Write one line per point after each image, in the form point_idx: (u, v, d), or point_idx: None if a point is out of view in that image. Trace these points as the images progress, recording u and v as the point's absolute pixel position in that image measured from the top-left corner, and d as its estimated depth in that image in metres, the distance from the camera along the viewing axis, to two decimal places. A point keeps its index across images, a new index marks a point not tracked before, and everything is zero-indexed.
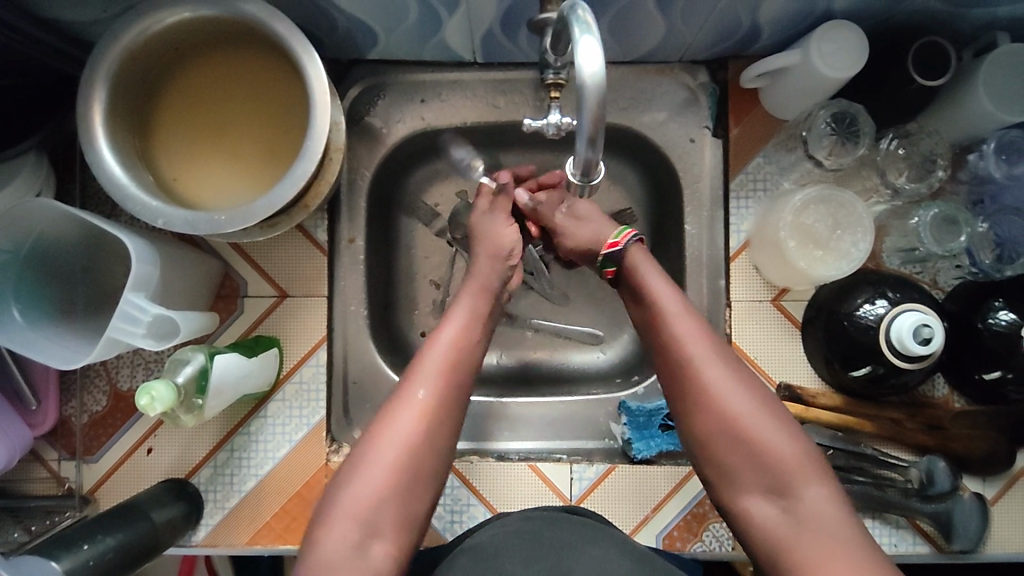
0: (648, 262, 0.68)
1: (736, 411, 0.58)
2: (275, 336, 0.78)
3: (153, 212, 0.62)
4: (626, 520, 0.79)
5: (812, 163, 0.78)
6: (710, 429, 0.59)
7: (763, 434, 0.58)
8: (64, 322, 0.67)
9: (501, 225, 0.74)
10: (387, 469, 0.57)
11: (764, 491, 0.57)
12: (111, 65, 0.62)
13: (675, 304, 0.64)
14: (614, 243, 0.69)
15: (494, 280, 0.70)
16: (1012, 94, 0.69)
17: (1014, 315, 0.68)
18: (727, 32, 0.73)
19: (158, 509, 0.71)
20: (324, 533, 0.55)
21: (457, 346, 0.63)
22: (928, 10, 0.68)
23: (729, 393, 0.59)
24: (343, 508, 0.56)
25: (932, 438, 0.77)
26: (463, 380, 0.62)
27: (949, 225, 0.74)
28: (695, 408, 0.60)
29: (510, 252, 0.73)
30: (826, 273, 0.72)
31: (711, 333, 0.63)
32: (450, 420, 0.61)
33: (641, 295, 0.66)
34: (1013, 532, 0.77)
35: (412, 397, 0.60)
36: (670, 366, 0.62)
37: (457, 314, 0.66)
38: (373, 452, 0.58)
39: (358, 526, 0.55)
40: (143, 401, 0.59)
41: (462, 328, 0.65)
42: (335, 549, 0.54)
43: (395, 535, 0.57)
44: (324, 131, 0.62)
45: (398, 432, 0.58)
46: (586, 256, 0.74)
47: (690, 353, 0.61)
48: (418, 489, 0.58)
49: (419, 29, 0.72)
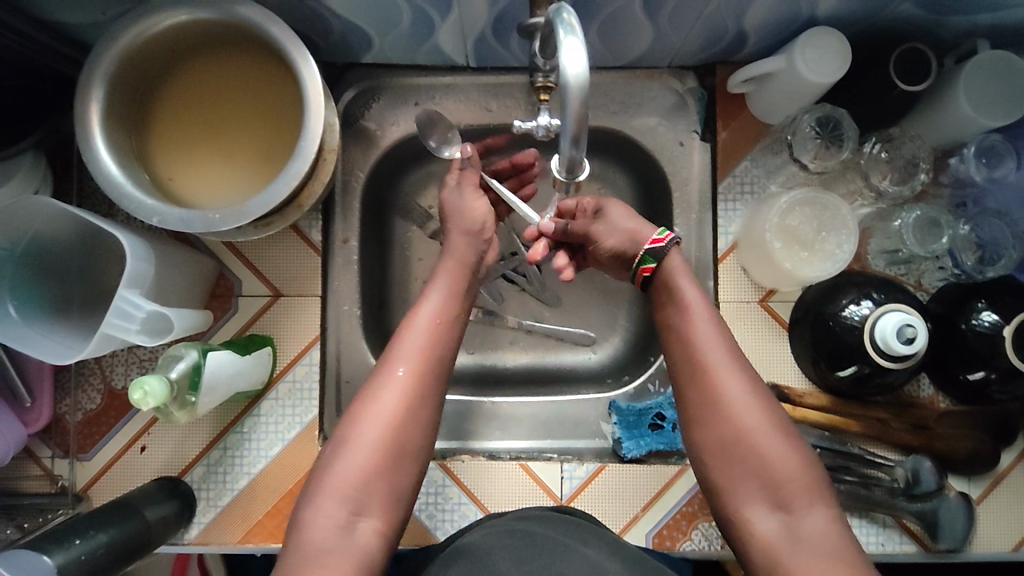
0: (683, 272, 0.68)
1: (750, 426, 0.60)
2: (268, 335, 0.79)
3: (149, 211, 0.63)
4: (616, 519, 0.79)
5: (798, 166, 0.80)
6: (723, 441, 0.60)
7: (774, 449, 0.59)
8: (60, 319, 0.67)
9: (474, 197, 0.74)
10: (370, 449, 0.58)
11: (768, 506, 0.58)
12: (109, 67, 0.63)
13: (704, 317, 0.65)
14: (655, 241, 0.69)
15: (472, 255, 0.72)
16: (991, 100, 0.70)
17: (996, 316, 0.69)
18: (715, 38, 0.75)
19: (151, 507, 0.72)
20: (309, 511, 0.56)
21: (435, 323, 0.65)
22: (911, 16, 0.70)
23: (746, 408, 0.60)
24: (328, 484, 0.57)
25: (917, 437, 0.78)
26: (440, 361, 0.64)
27: (932, 226, 0.75)
28: (712, 418, 0.61)
29: (482, 226, 0.73)
30: (811, 274, 0.73)
31: (735, 347, 0.63)
32: (427, 408, 0.61)
33: (669, 304, 0.67)
34: (999, 532, 0.78)
35: (393, 375, 0.61)
36: (691, 376, 0.63)
37: (436, 292, 0.68)
38: (355, 430, 0.59)
39: (345, 504, 0.56)
40: (137, 396, 0.59)
41: (441, 302, 0.67)
42: (323, 531, 0.55)
43: (380, 513, 0.58)
44: (318, 131, 0.63)
45: (380, 408, 0.60)
46: (619, 259, 0.72)
47: (712, 365, 0.62)
48: (401, 471, 0.59)
49: (413, 34, 0.74)
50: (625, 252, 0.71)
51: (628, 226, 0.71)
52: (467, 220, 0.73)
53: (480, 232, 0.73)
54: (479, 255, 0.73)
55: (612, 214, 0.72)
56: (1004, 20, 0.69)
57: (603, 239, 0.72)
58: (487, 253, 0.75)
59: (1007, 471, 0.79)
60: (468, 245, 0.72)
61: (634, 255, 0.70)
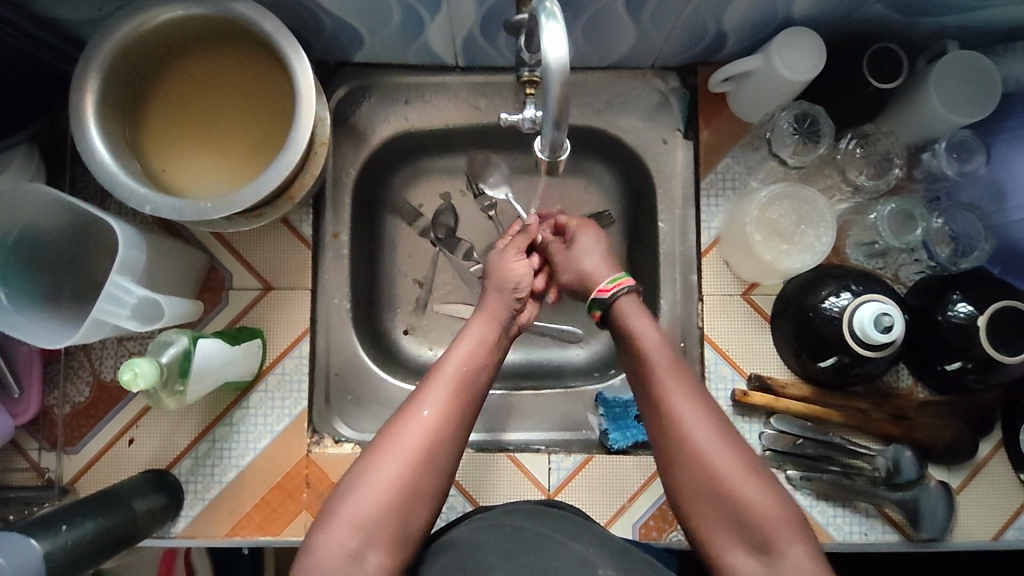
0: (637, 314, 0.68)
1: (721, 469, 0.58)
2: (258, 327, 0.80)
3: (141, 199, 0.64)
4: (603, 510, 0.80)
5: (777, 161, 0.82)
6: (697, 487, 0.58)
7: (750, 494, 0.57)
8: (50, 307, 0.68)
9: (512, 260, 0.77)
10: (390, 485, 0.58)
11: (749, 550, 0.56)
12: (106, 57, 0.64)
13: (662, 359, 0.64)
14: (604, 290, 0.71)
15: (504, 312, 0.73)
16: (960, 97, 0.73)
17: (971, 307, 0.71)
18: (695, 39, 0.78)
19: (139, 499, 0.72)
20: (322, 537, 0.56)
21: (461, 373, 0.65)
22: (882, 18, 0.73)
23: (715, 451, 0.58)
24: (342, 514, 0.57)
25: (897, 427, 0.79)
26: (468, 414, 0.64)
27: (906, 220, 0.77)
28: (683, 466, 0.59)
29: (516, 285, 0.74)
30: (792, 265, 0.75)
31: (698, 387, 0.62)
32: (435, 465, 0.60)
33: (631, 346, 0.66)
34: (978, 521, 0.79)
35: (418, 416, 0.61)
36: (656, 419, 0.62)
37: (471, 338, 0.68)
38: (375, 463, 0.59)
39: (355, 533, 0.56)
40: (127, 376, 0.59)
41: (470, 354, 0.67)
42: (334, 556, 0.55)
43: (388, 545, 0.57)
44: (309, 124, 0.65)
45: (406, 445, 0.60)
46: (574, 292, 0.78)
47: (679, 413, 0.60)
48: (414, 510, 0.59)
49: (403, 32, 0.76)
50: (581, 290, 0.77)
51: (584, 268, 0.76)
52: (503, 282, 0.75)
53: (515, 289, 0.74)
54: (513, 313, 0.74)
55: (577, 253, 0.77)
56: (970, 22, 0.72)
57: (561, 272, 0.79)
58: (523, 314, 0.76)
59: (986, 460, 0.80)
60: (504, 302, 0.73)
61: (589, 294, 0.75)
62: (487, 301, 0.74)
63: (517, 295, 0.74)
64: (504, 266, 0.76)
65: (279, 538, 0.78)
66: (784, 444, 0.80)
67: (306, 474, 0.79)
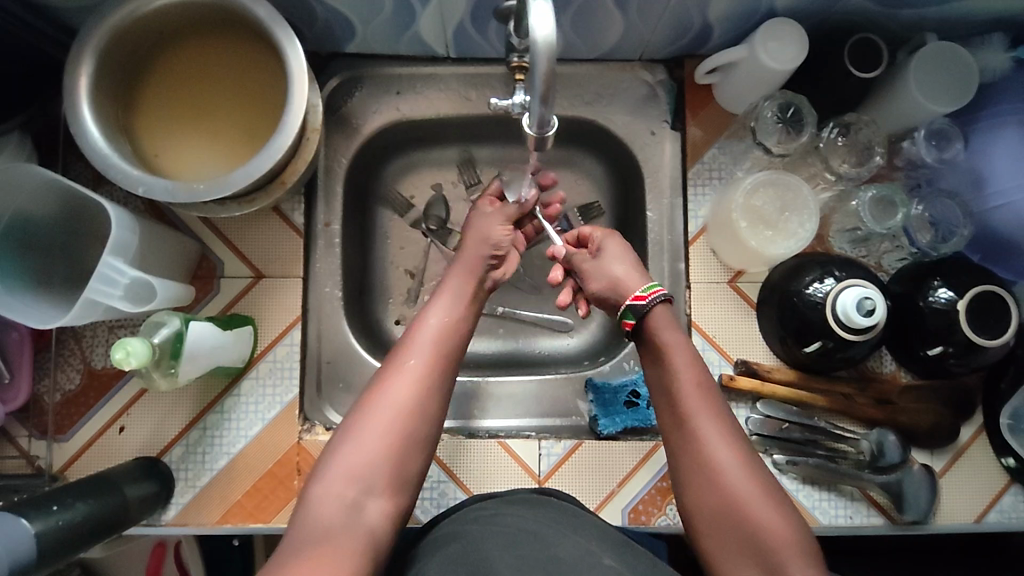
0: (668, 328, 0.68)
1: (739, 488, 0.59)
2: (249, 315, 0.80)
3: (134, 180, 0.64)
4: (593, 495, 0.81)
5: (761, 150, 0.84)
6: (714, 506, 0.60)
7: (766, 517, 0.58)
8: (42, 291, 0.68)
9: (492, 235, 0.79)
10: (382, 431, 0.60)
11: (756, 567, 0.57)
12: (100, 42, 0.65)
13: (689, 377, 0.65)
14: (638, 298, 0.70)
15: (481, 263, 0.76)
16: (939, 87, 0.75)
17: (952, 292, 0.73)
18: (681, 31, 0.79)
19: (131, 485, 0.72)
20: (319, 490, 0.58)
21: (440, 332, 0.68)
22: (862, 9, 0.75)
23: (735, 473, 0.60)
24: (336, 465, 0.59)
25: (881, 411, 0.81)
26: (449, 361, 0.66)
27: (887, 206, 0.79)
28: (704, 487, 0.61)
29: (497, 242, 0.78)
30: (776, 252, 0.77)
31: (722, 409, 0.64)
32: (424, 424, 0.62)
33: (658, 364, 0.67)
34: (961, 504, 0.81)
35: (403, 365, 0.64)
36: (680, 439, 0.63)
37: (447, 294, 0.72)
38: (368, 416, 0.61)
39: (353, 483, 0.58)
40: (118, 356, 0.59)
41: (447, 307, 0.70)
42: (332, 507, 0.57)
43: (388, 495, 0.59)
44: (301, 107, 0.66)
45: (392, 394, 0.62)
46: (605, 302, 0.76)
47: (703, 434, 0.62)
48: (410, 458, 0.61)
49: (395, 22, 0.77)
50: (609, 300, 0.75)
51: (612, 279, 0.75)
52: (484, 238, 0.77)
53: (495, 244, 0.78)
54: (489, 267, 0.77)
55: (606, 264, 0.76)
56: (946, 14, 0.74)
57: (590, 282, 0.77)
58: (501, 270, 0.78)
59: (968, 444, 0.82)
60: (481, 255, 0.76)
61: (620, 305, 0.73)
62: (464, 253, 0.77)
63: (497, 251, 0.77)
64: (488, 227, 0.79)
65: (269, 525, 0.78)
66: (771, 429, 0.81)
67: (296, 461, 0.79)
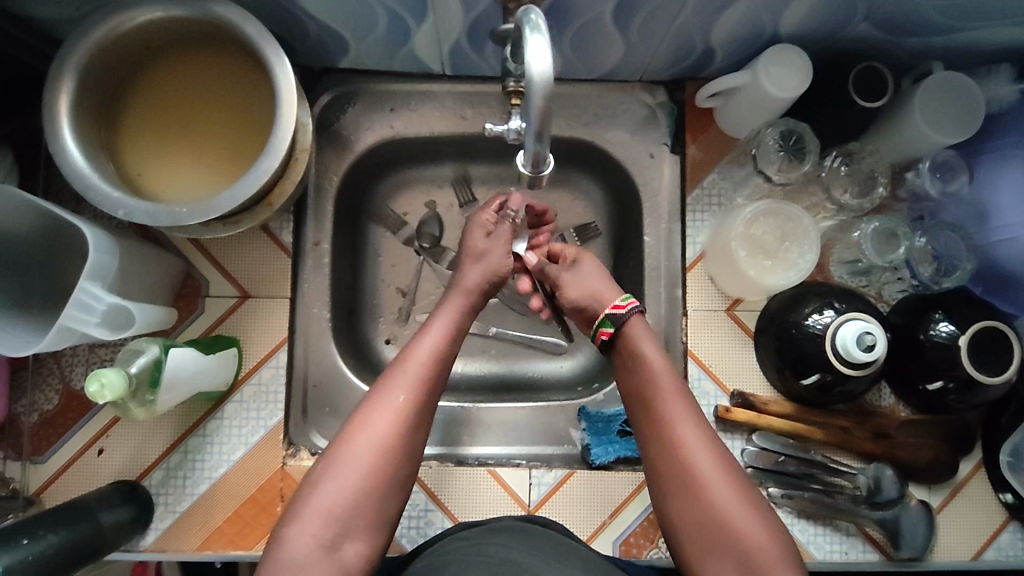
0: (645, 337, 0.68)
1: (716, 489, 0.58)
2: (235, 337, 0.78)
3: (114, 203, 0.62)
4: (583, 527, 0.79)
5: (762, 178, 0.82)
6: (693, 507, 0.58)
7: (742, 518, 0.57)
8: (18, 314, 0.65)
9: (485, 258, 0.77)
10: (362, 463, 0.58)
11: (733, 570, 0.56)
12: (82, 58, 0.62)
13: (670, 386, 0.64)
14: (618, 306, 0.70)
15: (482, 287, 0.75)
16: (944, 118, 0.73)
17: (953, 326, 0.71)
18: (683, 54, 0.77)
19: (107, 511, 0.69)
20: (294, 530, 0.56)
21: (431, 351, 0.66)
22: (867, 37, 0.73)
23: (721, 488, 0.58)
24: (312, 504, 0.57)
25: (879, 445, 0.79)
26: (431, 373, 0.64)
27: (889, 238, 0.77)
28: (684, 490, 0.59)
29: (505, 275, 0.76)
30: (775, 282, 0.75)
31: (701, 415, 0.63)
32: (402, 431, 0.61)
33: (636, 368, 0.66)
34: (958, 540, 0.79)
35: (392, 392, 0.62)
36: (658, 443, 0.62)
37: (442, 317, 0.70)
38: (347, 447, 0.59)
39: (329, 527, 0.56)
40: (93, 388, 0.57)
41: (443, 331, 0.68)
42: (304, 549, 0.55)
43: (366, 534, 0.57)
44: (290, 129, 0.63)
45: (373, 415, 0.60)
46: (581, 314, 0.74)
47: (682, 437, 0.61)
48: (389, 495, 0.59)
49: (389, 40, 0.75)
50: (588, 310, 0.73)
51: (589, 288, 0.73)
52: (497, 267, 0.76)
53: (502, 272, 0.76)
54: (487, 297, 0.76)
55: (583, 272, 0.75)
56: (953, 44, 0.73)
57: (566, 289, 0.75)
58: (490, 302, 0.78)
59: (966, 480, 0.80)
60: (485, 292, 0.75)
61: (597, 314, 0.72)
62: (463, 282, 0.75)
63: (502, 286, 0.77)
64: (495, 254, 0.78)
65: (250, 553, 0.76)
66: (766, 462, 0.80)
67: (280, 487, 0.77)
